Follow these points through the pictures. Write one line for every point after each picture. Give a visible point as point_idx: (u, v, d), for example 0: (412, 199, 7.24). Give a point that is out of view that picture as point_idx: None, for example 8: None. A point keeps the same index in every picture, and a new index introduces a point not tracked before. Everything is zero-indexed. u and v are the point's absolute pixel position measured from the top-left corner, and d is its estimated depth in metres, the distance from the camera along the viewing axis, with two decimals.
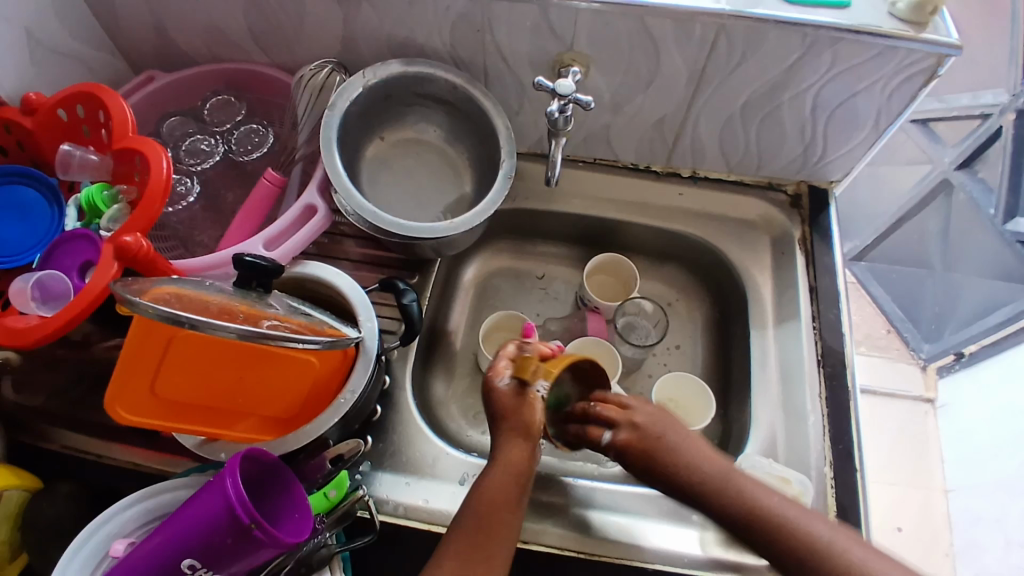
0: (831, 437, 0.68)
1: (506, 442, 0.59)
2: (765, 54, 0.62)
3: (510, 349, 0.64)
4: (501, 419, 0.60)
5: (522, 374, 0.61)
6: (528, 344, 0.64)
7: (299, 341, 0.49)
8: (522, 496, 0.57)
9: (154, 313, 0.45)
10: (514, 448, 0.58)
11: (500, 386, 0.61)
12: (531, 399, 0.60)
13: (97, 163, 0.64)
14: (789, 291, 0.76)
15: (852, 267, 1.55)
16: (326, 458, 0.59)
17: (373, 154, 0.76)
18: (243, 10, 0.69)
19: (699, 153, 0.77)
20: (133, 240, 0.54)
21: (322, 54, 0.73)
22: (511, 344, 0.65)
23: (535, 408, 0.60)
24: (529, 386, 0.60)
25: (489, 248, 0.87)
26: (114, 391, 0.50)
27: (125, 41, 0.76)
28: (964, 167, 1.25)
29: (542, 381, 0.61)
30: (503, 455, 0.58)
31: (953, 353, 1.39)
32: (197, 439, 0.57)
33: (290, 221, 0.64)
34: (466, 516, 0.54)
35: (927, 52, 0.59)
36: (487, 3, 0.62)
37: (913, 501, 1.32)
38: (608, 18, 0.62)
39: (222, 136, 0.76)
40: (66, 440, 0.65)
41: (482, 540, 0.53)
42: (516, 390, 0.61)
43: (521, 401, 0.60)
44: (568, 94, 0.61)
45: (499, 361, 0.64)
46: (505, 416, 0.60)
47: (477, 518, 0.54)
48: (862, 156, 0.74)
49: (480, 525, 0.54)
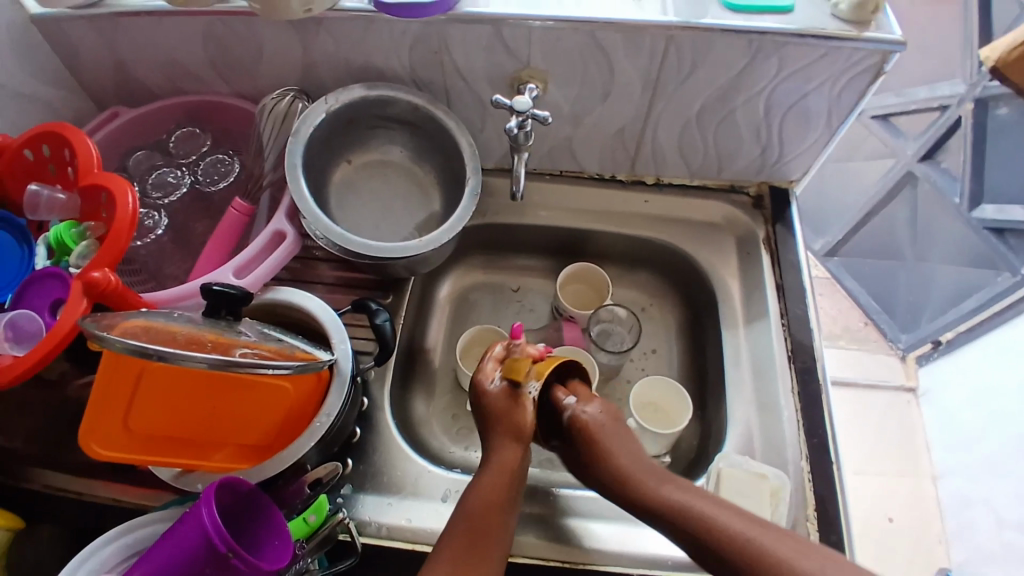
0: (806, 431, 0.69)
1: (499, 444, 0.62)
2: (715, 61, 0.64)
3: (498, 350, 0.69)
4: (495, 420, 0.64)
5: (516, 376, 0.64)
6: (516, 346, 0.69)
7: (269, 366, 0.49)
8: (513, 501, 0.59)
9: (122, 347, 0.44)
10: (506, 451, 0.61)
11: (489, 387, 0.66)
12: (522, 399, 0.64)
13: (65, 202, 0.64)
14: (756, 290, 0.77)
15: (826, 263, 1.56)
16: (304, 482, 0.60)
17: (341, 178, 0.77)
18: (203, 44, 0.69)
19: (661, 160, 0.79)
20: (102, 275, 0.54)
21: (284, 82, 0.74)
22: (499, 346, 0.70)
23: (525, 411, 0.63)
24: (521, 388, 0.64)
25: (462, 263, 0.88)
26: (89, 427, 0.49)
27: (86, 79, 0.76)
28: (926, 159, 1.28)
29: (534, 383, 0.64)
30: (498, 458, 0.61)
31: (930, 341, 1.41)
32: (174, 472, 0.57)
33: (259, 247, 0.64)
34: (456, 523, 0.56)
35: (871, 50, 0.61)
36: (442, 25, 0.63)
37: (903, 490, 1.33)
38: (561, 34, 0.63)
39: (189, 168, 0.77)
40: (47, 479, 0.64)
41: (474, 541, 0.54)
42: (508, 391, 0.65)
43: (511, 402, 0.64)
44: (525, 110, 0.63)
45: (486, 363, 0.68)
46: (497, 416, 0.64)
47: (466, 518, 0.56)
48: (818, 155, 0.75)
49: (471, 528, 0.55)
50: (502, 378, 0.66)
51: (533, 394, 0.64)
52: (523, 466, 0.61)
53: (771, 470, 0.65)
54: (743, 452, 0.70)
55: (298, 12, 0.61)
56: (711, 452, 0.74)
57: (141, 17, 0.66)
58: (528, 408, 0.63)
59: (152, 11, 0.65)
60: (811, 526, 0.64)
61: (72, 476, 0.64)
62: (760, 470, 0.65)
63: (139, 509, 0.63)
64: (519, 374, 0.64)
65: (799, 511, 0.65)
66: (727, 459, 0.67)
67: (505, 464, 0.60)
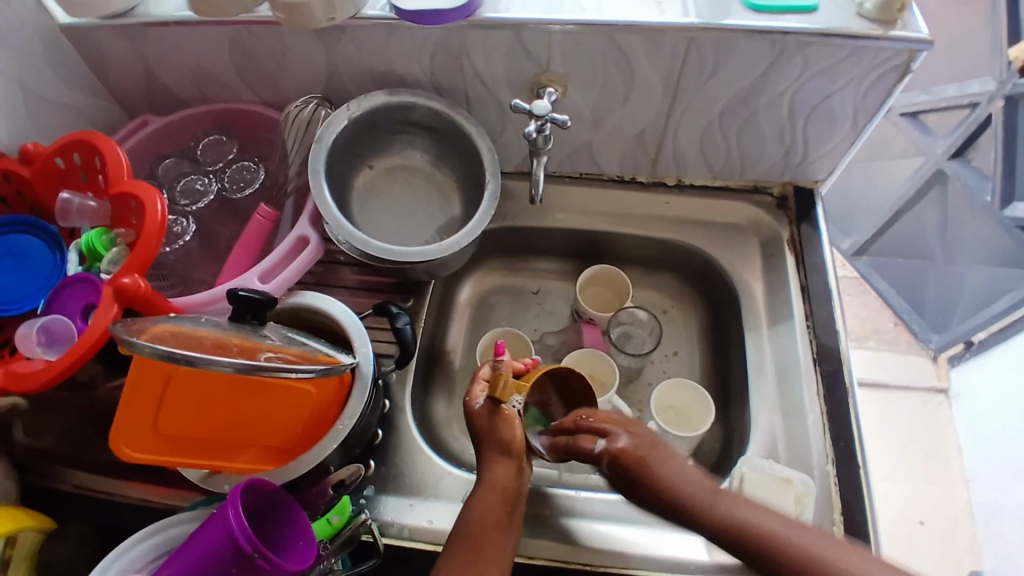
0: (832, 435, 0.68)
1: (494, 463, 0.60)
2: (737, 62, 0.64)
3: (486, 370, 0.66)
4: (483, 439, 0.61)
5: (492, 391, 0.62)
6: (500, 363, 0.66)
7: (293, 370, 0.50)
8: (511, 519, 0.58)
9: (151, 351, 0.45)
10: (499, 468, 0.59)
11: (474, 408, 0.62)
12: (506, 415, 0.60)
13: (95, 209, 0.66)
14: (780, 292, 0.76)
15: (854, 262, 1.55)
16: (328, 483, 0.60)
17: (363, 183, 0.78)
18: (228, 52, 0.71)
19: (682, 161, 0.78)
20: (130, 282, 0.55)
21: (307, 89, 0.75)
22: (485, 366, 0.66)
23: (511, 427, 0.60)
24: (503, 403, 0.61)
25: (483, 266, 0.88)
26: (119, 431, 0.51)
27: (116, 87, 0.78)
28: (956, 157, 1.25)
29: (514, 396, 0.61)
30: (493, 475, 0.59)
31: (963, 342, 1.38)
32: (201, 472, 0.58)
33: (284, 253, 0.66)
34: (455, 544, 0.55)
35: (898, 49, 0.60)
36: (462, 31, 0.64)
37: (933, 494, 1.30)
38: (580, 37, 0.63)
39: (216, 174, 0.78)
40: (78, 479, 0.66)
41: (475, 562, 0.54)
42: (491, 409, 0.61)
43: (496, 421, 0.60)
44: (543, 114, 0.63)
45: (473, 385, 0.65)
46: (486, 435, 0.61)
47: (465, 537, 0.56)
48: (844, 155, 0.74)
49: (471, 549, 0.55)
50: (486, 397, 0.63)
51: (516, 407, 0.60)
52: (519, 485, 0.60)
53: (798, 476, 0.64)
54: (767, 457, 0.69)
55: (321, 20, 0.62)
56: (734, 456, 0.73)
57: (169, 27, 0.68)
58: (511, 425, 0.60)
59: (178, 21, 0.67)
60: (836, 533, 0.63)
61: (103, 477, 0.66)
62: (786, 475, 0.64)
63: (168, 508, 0.65)
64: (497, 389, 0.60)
65: (824, 517, 0.64)
66: (750, 462, 0.66)
67: (501, 482, 0.59)
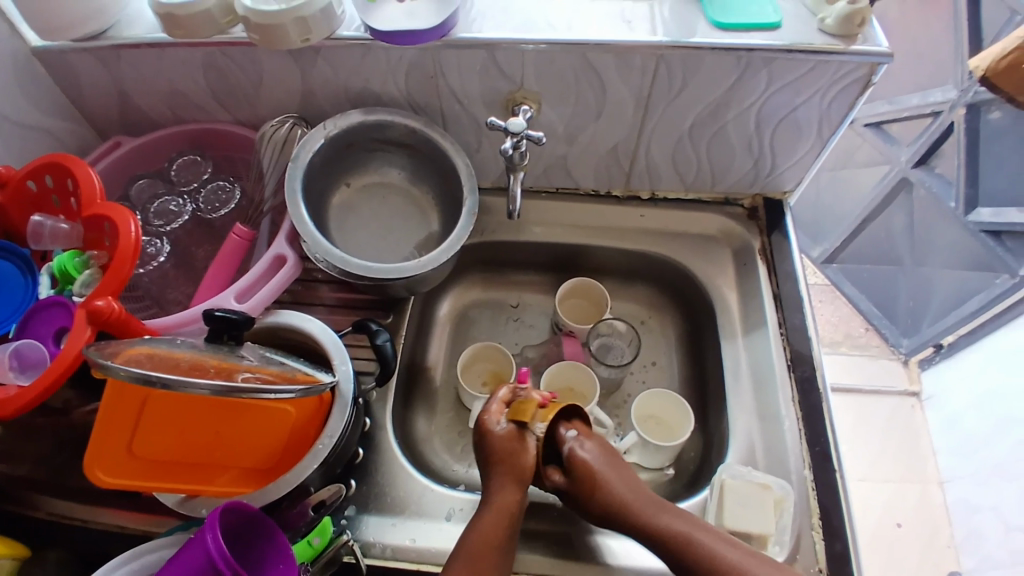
0: (808, 440, 0.69)
1: (501, 484, 0.62)
2: (705, 76, 0.65)
3: (504, 393, 0.69)
4: (500, 461, 0.64)
5: (519, 417, 0.66)
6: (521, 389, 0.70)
7: (272, 391, 0.50)
8: (511, 542, 0.59)
9: (127, 375, 0.45)
10: (507, 493, 0.61)
11: (496, 430, 0.66)
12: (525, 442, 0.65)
13: (68, 231, 0.65)
14: (754, 299, 0.78)
15: (825, 269, 1.58)
16: (308, 504, 0.59)
17: (340, 201, 0.78)
18: (202, 74, 0.71)
19: (655, 175, 0.80)
20: (105, 304, 0.55)
21: (283, 109, 0.75)
22: (505, 389, 0.70)
23: (529, 452, 0.64)
24: (528, 430, 0.65)
25: (462, 281, 0.89)
26: (93, 454, 0.50)
27: (87, 108, 0.77)
28: (921, 164, 1.29)
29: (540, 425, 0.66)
30: (501, 500, 0.61)
31: (932, 345, 1.41)
32: (178, 497, 0.57)
33: (261, 272, 0.65)
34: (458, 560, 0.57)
35: (858, 62, 0.62)
36: (436, 50, 0.65)
37: (911, 495, 1.32)
38: (552, 56, 0.64)
39: (190, 195, 0.77)
40: (52, 507, 0.65)
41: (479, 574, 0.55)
42: (515, 434, 0.65)
43: (516, 445, 0.64)
44: (519, 131, 0.64)
45: (492, 406, 0.68)
46: (499, 459, 0.64)
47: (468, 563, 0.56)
48: (811, 165, 0.76)
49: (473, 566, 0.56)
50: (508, 421, 0.66)
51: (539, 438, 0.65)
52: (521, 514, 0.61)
53: (775, 480, 0.65)
54: (745, 463, 0.70)
55: (295, 41, 0.63)
56: (713, 464, 0.73)
57: (143, 49, 0.67)
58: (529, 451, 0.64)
59: (152, 42, 0.67)
60: (815, 536, 0.64)
61: (78, 503, 0.65)
62: (763, 481, 0.65)
63: (144, 533, 0.64)
64: (525, 415, 0.66)
65: (803, 521, 0.65)
66: (730, 470, 0.67)
67: (509, 509, 0.60)
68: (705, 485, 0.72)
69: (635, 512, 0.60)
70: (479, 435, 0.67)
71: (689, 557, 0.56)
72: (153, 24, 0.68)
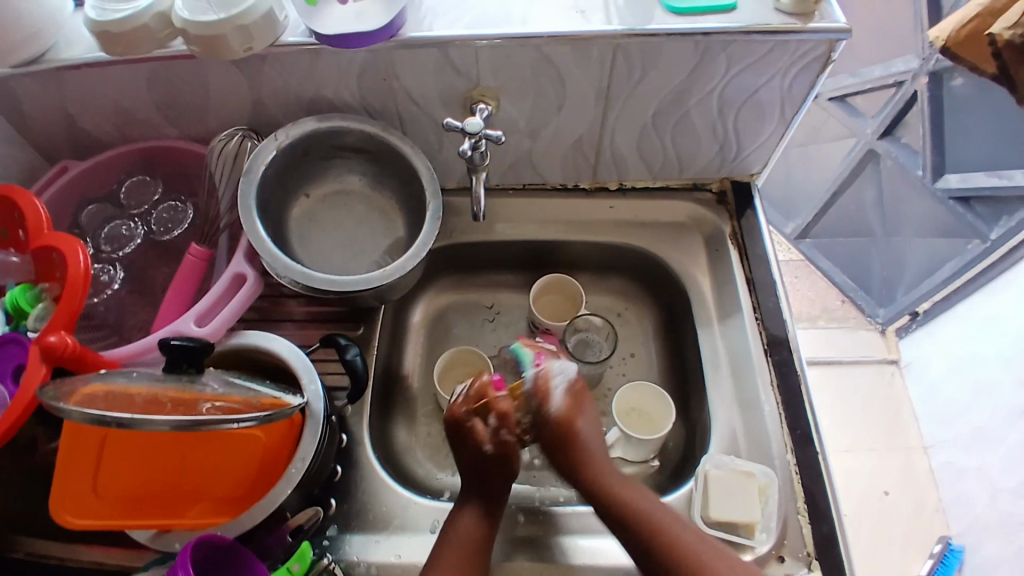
0: (789, 424, 0.69)
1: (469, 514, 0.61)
2: (663, 64, 0.64)
3: (481, 427, 0.66)
4: (505, 424, 0.66)
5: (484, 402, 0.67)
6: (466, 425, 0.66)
7: (236, 422, 0.48)
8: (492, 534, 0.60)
9: (81, 417, 0.43)
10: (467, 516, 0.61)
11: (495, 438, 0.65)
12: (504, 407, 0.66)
13: (18, 263, 0.62)
14: (727, 285, 0.77)
15: (799, 245, 1.60)
16: (286, 530, 0.59)
17: (300, 212, 0.76)
18: (147, 89, 0.68)
19: (621, 165, 0.79)
20: (58, 339, 0.53)
21: (234, 120, 0.73)
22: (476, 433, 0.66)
23: (502, 399, 0.66)
24: (495, 404, 0.66)
25: (433, 286, 0.87)
26: (58, 500, 0.49)
27: (31, 134, 0.74)
28: (886, 136, 1.30)
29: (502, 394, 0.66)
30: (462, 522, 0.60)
31: (908, 314, 1.42)
32: (150, 533, 0.55)
33: (221, 292, 0.63)
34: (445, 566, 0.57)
35: (817, 40, 0.61)
36: (388, 52, 0.63)
37: (896, 462, 1.34)
38: (507, 51, 0.63)
39: (142, 218, 0.75)
40: (30, 547, 0.63)
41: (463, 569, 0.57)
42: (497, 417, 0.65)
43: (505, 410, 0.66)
44: (477, 132, 0.62)
45: (482, 440, 0.65)
46: (512, 424, 0.66)
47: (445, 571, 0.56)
48: (776, 147, 0.75)
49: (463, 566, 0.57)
50: (492, 425, 0.66)
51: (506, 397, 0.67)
52: (488, 531, 0.60)
53: (758, 467, 0.65)
54: (728, 452, 0.69)
55: (238, 50, 0.60)
56: (696, 453, 0.73)
57: (82, 68, 0.64)
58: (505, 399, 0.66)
59: (91, 61, 0.64)
60: (801, 520, 0.64)
61: (50, 544, 0.63)
62: (747, 469, 0.65)
63: (122, 570, 0.62)
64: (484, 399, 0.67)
65: (789, 506, 0.65)
66: (712, 460, 0.67)
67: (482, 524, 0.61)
68: (690, 476, 0.72)
69: (638, 510, 0.58)
70: (509, 449, 0.65)
71: (657, 549, 0.56)
72: (91, 42, 0.65)
